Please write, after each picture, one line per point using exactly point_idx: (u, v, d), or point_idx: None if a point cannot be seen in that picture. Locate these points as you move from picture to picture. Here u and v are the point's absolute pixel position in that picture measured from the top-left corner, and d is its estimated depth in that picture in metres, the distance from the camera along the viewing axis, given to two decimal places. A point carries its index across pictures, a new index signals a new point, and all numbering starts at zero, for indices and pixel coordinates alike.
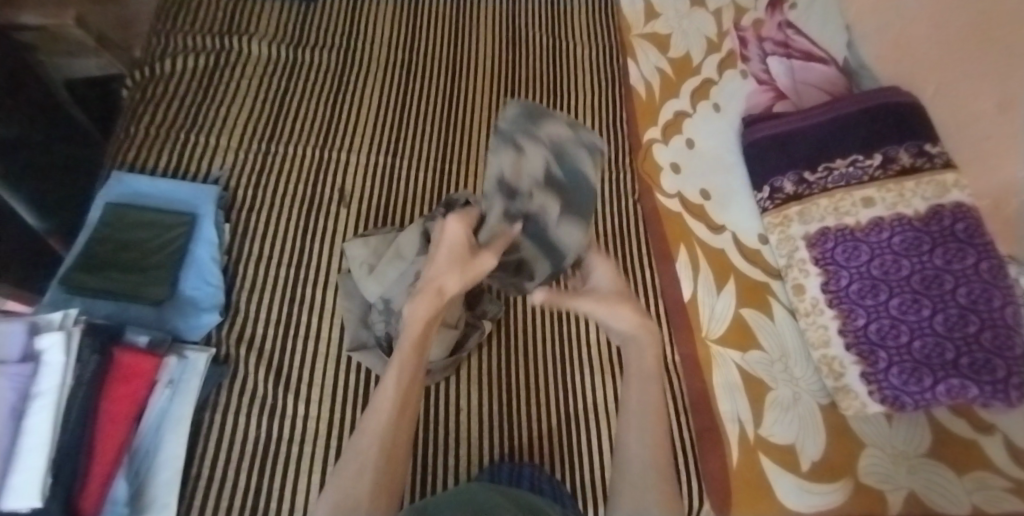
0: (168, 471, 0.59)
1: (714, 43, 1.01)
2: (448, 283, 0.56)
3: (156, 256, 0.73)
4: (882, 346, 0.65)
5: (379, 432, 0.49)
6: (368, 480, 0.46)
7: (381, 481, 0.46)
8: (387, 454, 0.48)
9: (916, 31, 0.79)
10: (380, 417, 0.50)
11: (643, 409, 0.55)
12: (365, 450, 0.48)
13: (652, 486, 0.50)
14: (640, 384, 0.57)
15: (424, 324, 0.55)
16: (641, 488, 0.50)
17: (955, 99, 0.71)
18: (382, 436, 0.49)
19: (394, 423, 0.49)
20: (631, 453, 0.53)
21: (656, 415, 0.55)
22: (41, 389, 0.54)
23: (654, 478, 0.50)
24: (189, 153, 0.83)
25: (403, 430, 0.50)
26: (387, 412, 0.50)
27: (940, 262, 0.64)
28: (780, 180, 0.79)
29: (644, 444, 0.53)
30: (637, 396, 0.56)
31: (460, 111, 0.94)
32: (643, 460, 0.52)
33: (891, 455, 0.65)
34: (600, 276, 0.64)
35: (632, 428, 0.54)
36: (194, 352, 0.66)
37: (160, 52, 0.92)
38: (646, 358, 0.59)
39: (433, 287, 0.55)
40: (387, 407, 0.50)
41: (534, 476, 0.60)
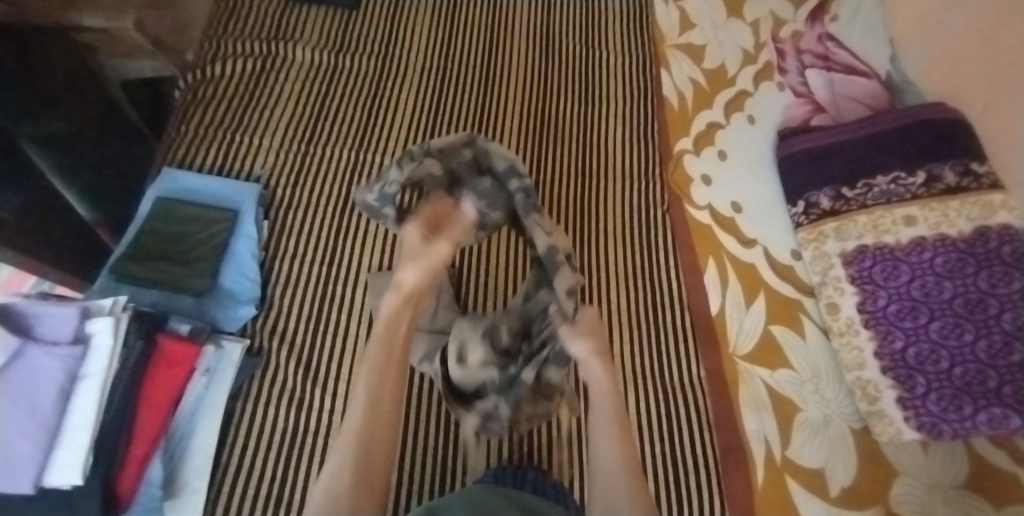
0: (201, 457, 0.62)
1: (750, 54, 0.99)
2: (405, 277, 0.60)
3: (200, 249, 0.76)
4: (920, 370, 0.63)
5: (352, 431, 0.51)
6: (346, 480, 0.48)
7: (359, 483, 0.48)
8: (363, 460, 0.49)
9: (963, 46, 0.76)
10: (361, 396, 0.53)
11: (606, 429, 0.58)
12: (343, 453, 0.50)
13: (625, 482, 0.54)
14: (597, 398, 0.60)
15: (390, 323, 0.59)
16: (615, 492, 0.53)
17: (1003, 117, 0.68)
18: (356, 438, 0.50)
19: (367, 423, 0.52)
20: (602, 471, 0.55)
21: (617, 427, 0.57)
22: (88, 371, 0.57)
23: (625, 481, 0.54)
24: (233, 152, 0.87)
25: (377, 442, 0.51)
26: (356, 421, 0.52)
27: (985, 285, 0.62)
28: (816, 196, 0.77)
29: (616, 451, 0.56)
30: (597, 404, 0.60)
31: (493, 118, 0.96)
32: (615, 468, 0.55)
33: (926, 484, 0.62)
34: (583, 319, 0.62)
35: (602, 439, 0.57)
36: (230, 343, 0.69)
37: (211, 55, 0.96)
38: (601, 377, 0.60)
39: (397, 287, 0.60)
40: (359, 412, 0.52)
41: (537, 479, 0.61)
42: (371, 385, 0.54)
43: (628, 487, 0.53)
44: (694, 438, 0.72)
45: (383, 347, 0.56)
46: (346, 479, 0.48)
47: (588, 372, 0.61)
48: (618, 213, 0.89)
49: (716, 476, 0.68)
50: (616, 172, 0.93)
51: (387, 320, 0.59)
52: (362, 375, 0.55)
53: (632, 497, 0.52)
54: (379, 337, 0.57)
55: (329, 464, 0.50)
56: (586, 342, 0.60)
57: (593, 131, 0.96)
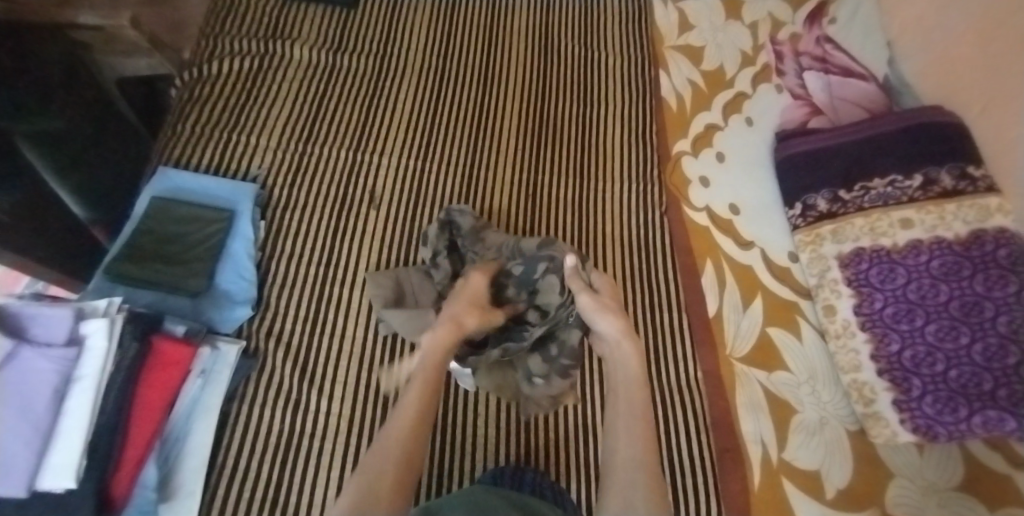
0: (196, 458, 0.62)
1: (749, 56, 0.99)
2: (465, 319, 0.63)
3: (197, 250, 0.76)
4: (916, 373, 0.63)
5: (400, 439, 0.51)
6: (389, 475, 0.48)
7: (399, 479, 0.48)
8: (405, 459, 0.49)
9: (960, 49, 0.76)
10: (410, 411, 0.54)
11: (631, 416, 0.54)
12: (382, 450, 0.50)
13: (641, 475, 0.49)
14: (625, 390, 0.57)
15: (443, 353, 0.60)
16: (630, 486, 0.48)
17: (999, 122, 0.68)
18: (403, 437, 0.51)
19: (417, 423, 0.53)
20: (622, 453, 0.52)
21: (643, 411, 0.54)
22: (83, 373, 0.57)
23: (642, 477, 0.49)
24: (230, 151, 0.86)
25: (415, 440, 0.51)
26: (405, 423, 0.53)
27: (981, 288, 0.62)
28: (813, 198, 0.77)
29: (639, 445, 0.52)
30: (624, 393, 0.57)
31: (491, 118, 0.95)
32: (634, 461, 0.50)
33: (921, 485, 0.63)
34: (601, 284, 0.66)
35: (619, 427, 0.54)
36: (227, 344, 0.69)
37: (207, 54, 0.95)
38: (630, 366, 0.59)
39: (452, 321, 0.63)
40: (409, 417, 0.53)
41: (535, 481, 0.61)
42: (421, 395, 0.55)
43: (643, 479, 0.49)
44: (691, 439, 0.70)
45: (435, 367, 0.58)
46: (386, 480, 0.47)
47: (620, 359, 0.60)
48: (614, 214, 0.88)
49: (713, 476, 0.67)
50: (613, 173, 0.92)
51: (437, 358, 0.59)
52: (411, 389, 0.56)
53: (644, 491, 0.47)
54: (430, 362, 0.59)
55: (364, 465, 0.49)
56: (614, 319, 0.61)
57: (591, 133, 0.96)
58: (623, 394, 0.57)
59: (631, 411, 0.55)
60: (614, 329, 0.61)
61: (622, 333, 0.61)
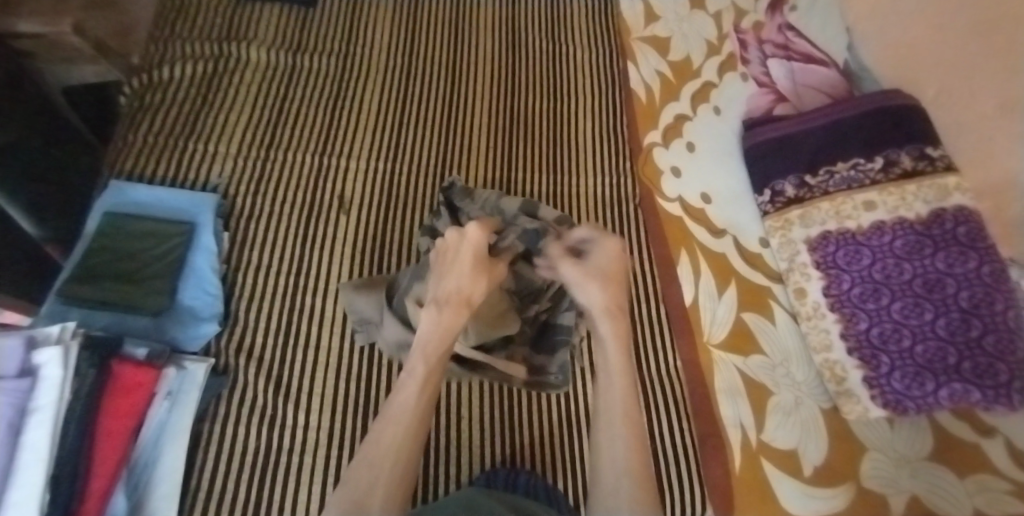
0: (166, 484, 0.59)
1: (714, 45, 1.00)
2: (476, 294, 0.60)
3: (156, 266, 0.72)
4: (884, 350, 0.65)
5: (394, 442, 0.51)
6: (382, 489, 0.48)
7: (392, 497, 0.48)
8: (402, 467, 0.50)
9: (916, 33, 0.78)
10: (407, 401, 0.54)
11: (613, 429, 0.56)
12: (386, 462, 0.50)
13: (626, 487, 0.52)
14: (606, 382, 0.59)
15: (448, 334, 0.58)
16: (616, 493, 0.52)
17: (956, 102, 0.70)
18: (398, 445, 0.51)
19: (414, 429, 0.53)
20: (607, 455, 0.55)
21: (625, 414, 0.57)
22: (39, 404, 0.53)
23: (628, 485, 0.52)
24: (187, 160, 0.82)
25: (413, 445, 0.52)
26: (402, 425, 0.53)
27: (942, 265, 0.64)
28: (781, 184, 0.78)
29: (623, 454, 0.55)
30: (604, 402, 0.58)
31: (460, 116, 0.94)
32: (619, 470, 0.54)
33: (892, 458, 0.65)
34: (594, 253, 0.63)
35: (605, 432, 0.56)
36: (194, 363, 0.66)
37: (158, 58, 0.91)
38: (611, 353, 0.59)
39: (461, 300, 0.59)
40: (405, 421, 0.53)
41: (529, 481, 0.61)
42: (423, 393, 0.55)
43: (626, 494, 0.52)
44: (673, 428, 0.72)
45: (437, 359, 0.57)
46: (376, 498, 0.47)
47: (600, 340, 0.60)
48: (589, 208, 0.88)
49: (696, 461, 0.70)
50: (587, 166, 0.92)
51: (442, 349, 0.57)
52: (410, 384, 0.55)
53: (633, 496, 0.51)
54: (432, 356, 0.57)
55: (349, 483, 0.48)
56: (600, 293, 0.60)
57: (562, 127, 0.95)
58: (604, 407, 0.58)
59: (613, 421, 0.57)
60: (600, 305, 0.60)
61: (611, 313, 0.60)
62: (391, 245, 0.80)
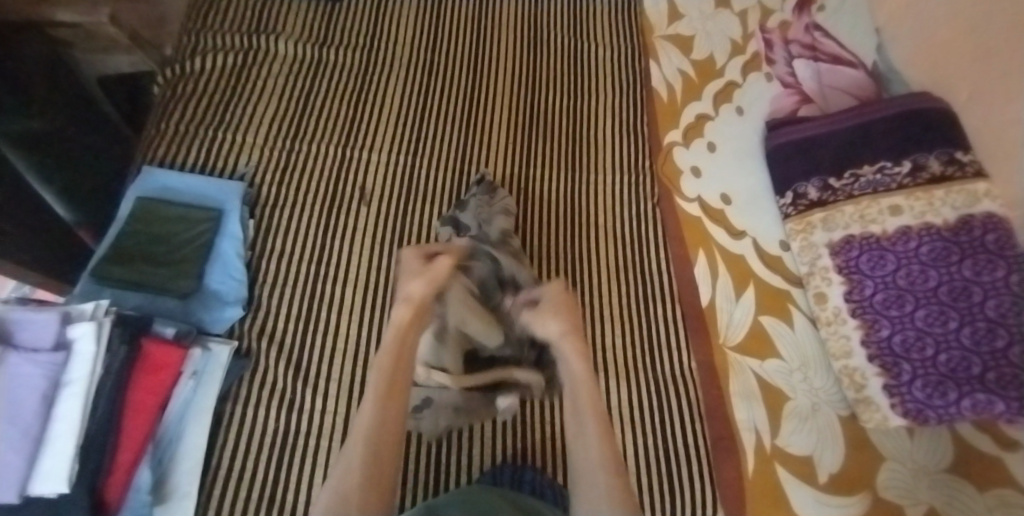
0: (190, 460, 0.61)
1: (739, 45, 0.99)
2: (412, 289, 0.60)
3: (184, 250, 0.74)
4: (906, 358, 0.64)
5: (362, 436, 0.49)
6: (356, 476, 0.46)
7: (369, 478, 0.46)
8: (369, 461, 0.47)
9: (949, 35, 0.76)
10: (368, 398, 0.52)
11: (577, 407, 0.56)
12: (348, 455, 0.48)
13: (597, 458, 0.51)
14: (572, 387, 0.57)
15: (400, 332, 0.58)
16: (593, 486, 0.49)
17: (987, 107, 0.69)
18: (366, 437, 0.49)
19: (378, 421, 0.50)
20: (582, 460, 0.52)
21: (599, 419, 0.54)
22: (71, 377, 0.55)
23: (603, 477, 0.49)
24: (216, 150, 0.85)
25: (388, 435, 0.49)
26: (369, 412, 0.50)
27: (969, 273, 0.63)
28: (803, 187, 0.77)
29: (598, 450, 0.51)
30: (573, 405, 0.56)
31: (479, 111, 0.95)
32: (596, 463, 0.50)
33: (910, 469, 0.64)
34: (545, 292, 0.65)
35: (578, 434, 0.54)
36: (217, 345, 0.68)
37: (191, 50, 0.93)
38: (573, 364, 0.59)
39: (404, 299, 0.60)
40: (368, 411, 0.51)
41: (535, 480, 0.62)
42: (381, 382, 0.53)
43: (598, 465, 0.50)
44: (687, 428, 0.71)
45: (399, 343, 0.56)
46: (356, 474, 0.46)
47: (562, 356, 0.60)
48: (606, 207, 0.88)
49: (708, 462, 0.68)
50: (606, 165, 0.92)
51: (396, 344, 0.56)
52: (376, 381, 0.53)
53: (612, 495, 0.48)
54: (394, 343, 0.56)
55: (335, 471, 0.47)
56: (556, 324, 0.61)
57: (582, 124, 0.96)
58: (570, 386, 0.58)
59: (581, 418, 0.55)
60: (554, 330, 0.61)
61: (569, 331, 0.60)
62: (410, 236, 0.81)
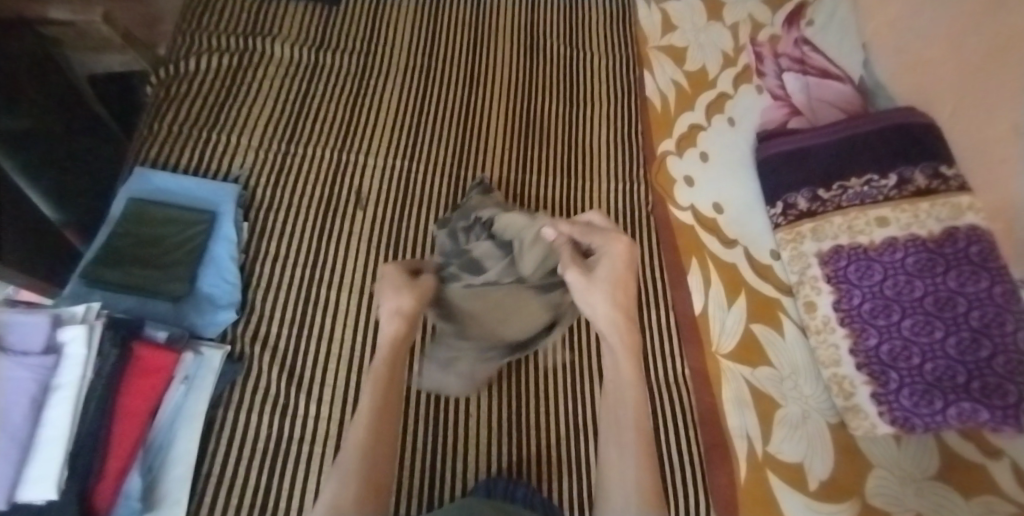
0: (180, 468, 0.60)
1: (730, 57, 1.01)
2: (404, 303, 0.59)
3: (176, 252, 0.74)
4: (893, 366, 0.65)
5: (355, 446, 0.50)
6: (353, 489, 0.47)
7: (365, 492, 0.47)
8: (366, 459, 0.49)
9: (933, 52, 0.79)
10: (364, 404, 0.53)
11: (619, 379, 0.56)
12: (338, 471, 0.49)
13: (632, 445, 0.52)
14: (614, 398, 0.56)
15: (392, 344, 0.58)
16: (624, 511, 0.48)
17: (970, 123, 0.71)
18: (359, 449, 0.50)
19: (374, 433, 0.51)
20: (614, 475, 0.51)
21: (639, 437, 0.52)
22: (61, 381, 0.55)
23: (635, 497, 0.48)
24: (210, 152, 0.84)
25: (380, 441, 0.51)
26: (364, 425, 0.52)
27: (954, 284, 0.64)
28: (794, 197, 0.79)
29: (635, 469, 0.50)
30: (615, 417, 0.55)
31: (476, 117, 0.95)
32: (630, 484, 0.49)
33: (898, 476, 0.65)
34: (602, 265, 0.59)
35: (614, 449, 0.53)
36: (210, 349, 0.67)
37: (185, 50, 0.93)
38: (622, 369, 0.56)
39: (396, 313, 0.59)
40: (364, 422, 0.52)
41: (528, 497, 0.60)
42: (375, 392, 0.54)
43: (635, 446, 0.52)
44: (679, 432, 0.73)
45: (387, 366, 0.56)
46: (350, 495, 0.46)
47: (611, 351, 0.58)
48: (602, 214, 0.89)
49: (701, 470, 0.70)
50: (601, 172, 0.93)
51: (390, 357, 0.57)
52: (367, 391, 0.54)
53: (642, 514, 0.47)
54: (382, 365, 0.56)
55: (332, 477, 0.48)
56: (609, 308, 0.57)
57: (578, 132, 0.97)
58: (611, 348, 0.58)
59: (621, 432, 0.53)
60: (605, 318, 0.58)
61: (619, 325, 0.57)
62: (406, 241, 0.81)
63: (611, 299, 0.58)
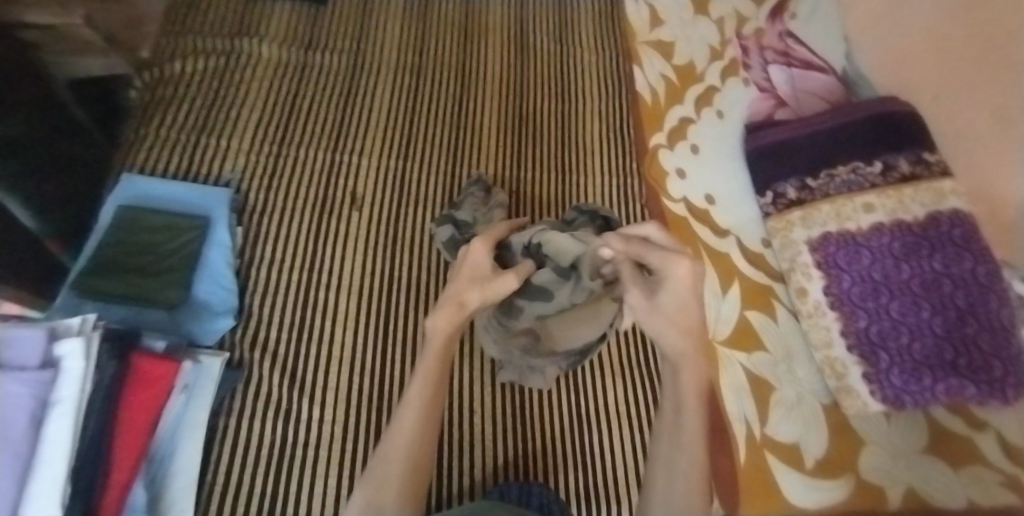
0: (185, 478, 0.59)
1: (717, 50, 1.02)
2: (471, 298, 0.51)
3: (170, 260, 0.72)
4: (883, 346, 0.68)
5: (403, 444, 0.48)
6: (394, 489, 0.46)
7: (406, 492, 0.47)
8: (411, 470, 0.48)
9: (913, 42, 0.81)
10: (413, 397, 0.50)
11: (679, 401, 0.48)
12: (365, 481, 0.48)
13: (688, 456, 0.48)
14: (673, 408, 0.49)
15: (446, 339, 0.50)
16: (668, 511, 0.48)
17: (950, 109, 0.73)
18: (406, 447, 0.48)
19: (420, 432, 0.49)
20: (664, 479, 0.49)
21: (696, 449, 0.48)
22: (59, 396, 0.52)
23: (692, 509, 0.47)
24: (199, 155, 0.82)
25: (426, 447, 0.49)
26: (410, 429, 0.49)
27: (939, 266, 0.66)
28: (783, 186, 0.81)
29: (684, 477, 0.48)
30: (668, 422, 0.50)
31: (469, 114, 0.95)
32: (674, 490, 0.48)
33: (889, 450, 0.67)
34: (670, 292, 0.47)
35: (661, 455, 0.50)
36: (208, 356, 0.65)
37: (170, 53, 0.91)
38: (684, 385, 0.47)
39: (455, 299, 0.51)
40: (412, 420, 0.49)
41: (542, 493, 0.62)
42: (426, 391, 0.50)
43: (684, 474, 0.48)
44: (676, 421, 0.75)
45: (444, 354, 0.50)
46: (392, 499, 0.46)
47: (675, 372, 0.48)
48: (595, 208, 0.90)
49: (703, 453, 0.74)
50: (594, 167, 0.94)
51: (445, 350, 0.51)
52: (415, 389, 0.50)
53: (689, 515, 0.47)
54: (433, 358, 0.50)
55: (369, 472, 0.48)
56: (676, 339, 0.47)
57: (571, 128, 0.97)
58: (673, 371, 0.48)
59: (674, 446, 0.49)
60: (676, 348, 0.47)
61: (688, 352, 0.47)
62: (404, 240, 0.80)
63: (681, 330, 0.46)
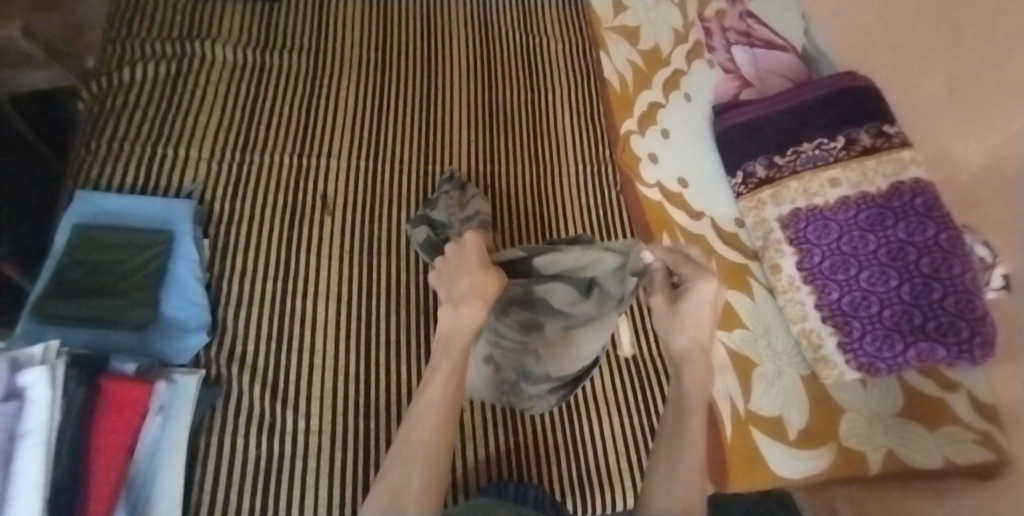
0: (168, 502, 0.57)
1: (681, 34, 1.03)
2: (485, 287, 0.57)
3: (134, 278, 0.69)
4: (855, 316, 0.68)
5: (421, 440, 0.50)
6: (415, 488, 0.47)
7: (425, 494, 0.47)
8: (428, 465, 0.49)
9: (869, 18, 0.84)
10: (433, 397, 0.53)
11: (681, 393, 0.57)
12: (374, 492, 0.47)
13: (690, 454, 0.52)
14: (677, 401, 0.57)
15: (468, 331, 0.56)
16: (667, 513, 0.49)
17: (907, 82, 0.76)
18: (424, 442, 0.50)
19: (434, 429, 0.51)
20: (665, 478, 0.51)
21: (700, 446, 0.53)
22: (28, 428, 0.48)
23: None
24: (157, 166, 0.79)
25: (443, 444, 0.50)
26: (431, 422, 0.51)
27: (904, 235, 0.68)
28: (752, 166, 0.82)
29: (685, 481, 0.50)
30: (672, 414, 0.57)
31: (436, 110, 0.93)
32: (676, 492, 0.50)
33: (867, 416, 0.69)
34: (692, 307, 0.56)
35: (668, 456, 0.53)
36: (183, 375, 0.63)
37: (116, 61, 0.86)
38: (689, 383, 0.56)
39: (474, 296, 0.56)
40: (431, 418, 0.51)
41: (538, 497, 0.61)
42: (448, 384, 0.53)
43: (687, 466, 0.51)
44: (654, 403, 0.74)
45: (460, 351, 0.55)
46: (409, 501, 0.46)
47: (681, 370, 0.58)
48: (568, 198, 0.89)
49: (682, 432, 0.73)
50: (566, 156, 0.93)
51: (463, 342, 0.56)
52: (437, 380, 0.54)
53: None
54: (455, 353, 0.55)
55: (383, 478, 0.48)
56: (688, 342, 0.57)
57: (541, 118, 0.96)
58: (679, 364, 0.58)
59: (681, 449, 0.53)
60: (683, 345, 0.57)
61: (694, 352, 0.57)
62: (379, 242, 0.79)
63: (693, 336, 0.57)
